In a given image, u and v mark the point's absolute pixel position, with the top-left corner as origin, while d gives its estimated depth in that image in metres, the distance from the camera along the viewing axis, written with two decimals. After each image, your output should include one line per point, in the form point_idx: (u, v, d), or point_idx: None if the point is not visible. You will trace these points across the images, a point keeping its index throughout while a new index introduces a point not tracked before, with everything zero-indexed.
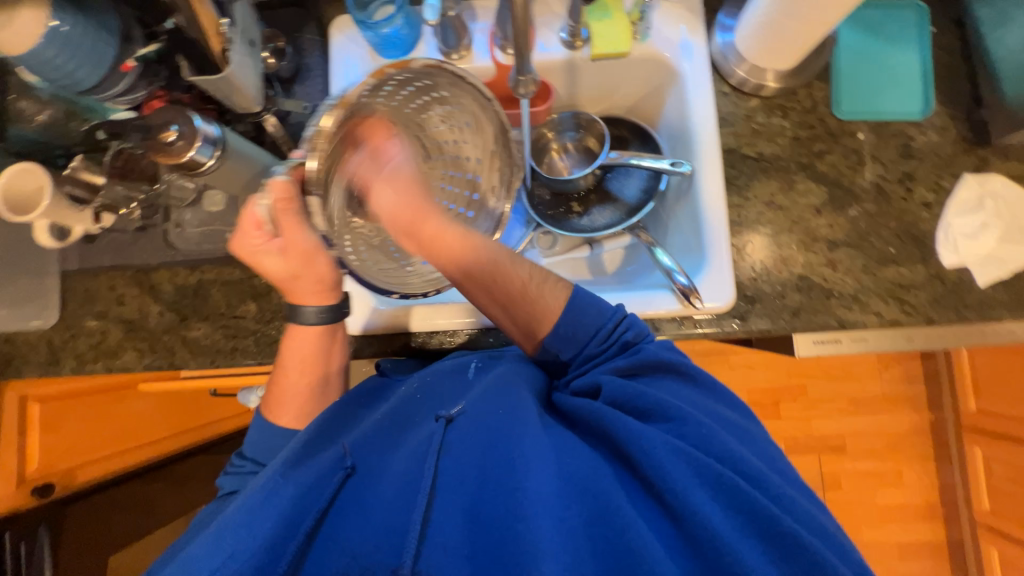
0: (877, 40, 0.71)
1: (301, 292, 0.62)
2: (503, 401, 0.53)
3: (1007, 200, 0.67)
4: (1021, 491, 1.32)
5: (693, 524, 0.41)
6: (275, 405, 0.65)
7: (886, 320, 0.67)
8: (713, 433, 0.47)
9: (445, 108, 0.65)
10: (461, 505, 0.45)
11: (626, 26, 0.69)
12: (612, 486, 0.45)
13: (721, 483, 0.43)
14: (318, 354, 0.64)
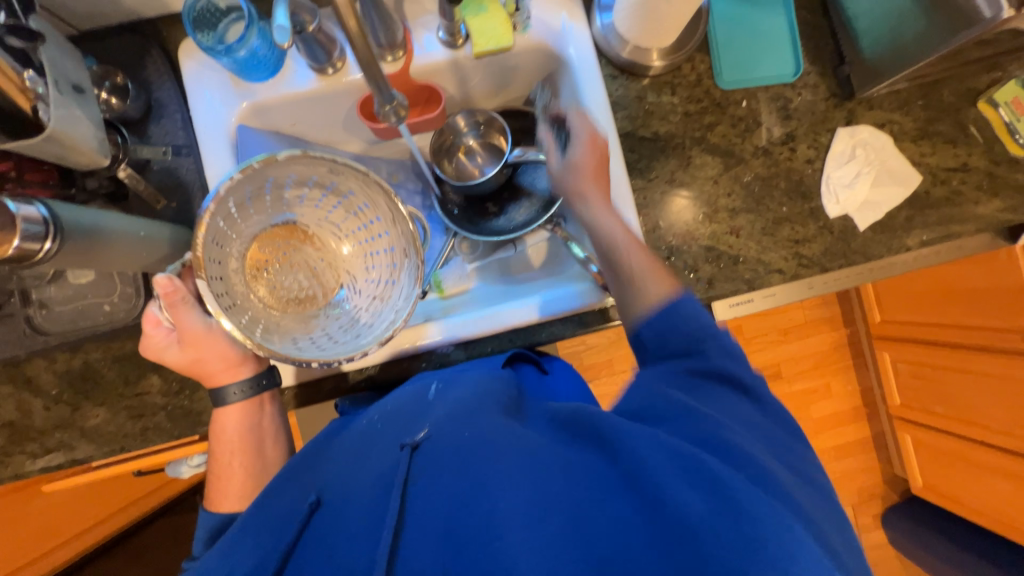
0: (748, 6, 0.73)
1: (216, 373, 0.62)
2: (487, 418, 0.50)
3: (875, 147, 0.72)
4: (923, 384, 1.51)
5: (685, 514, 0.38)
6: (217, 493, 0.63)
7: (788, 275, 0.71)
8: (705, 417, 0.45)
9: (332, 190, 0.62)
10: (427, 532, 0.43)
11: (504, 17, 0.68)
12: (586, 483, 0.42)
13: (688, 463, 0.41)
14: (245, 435, 0.64)
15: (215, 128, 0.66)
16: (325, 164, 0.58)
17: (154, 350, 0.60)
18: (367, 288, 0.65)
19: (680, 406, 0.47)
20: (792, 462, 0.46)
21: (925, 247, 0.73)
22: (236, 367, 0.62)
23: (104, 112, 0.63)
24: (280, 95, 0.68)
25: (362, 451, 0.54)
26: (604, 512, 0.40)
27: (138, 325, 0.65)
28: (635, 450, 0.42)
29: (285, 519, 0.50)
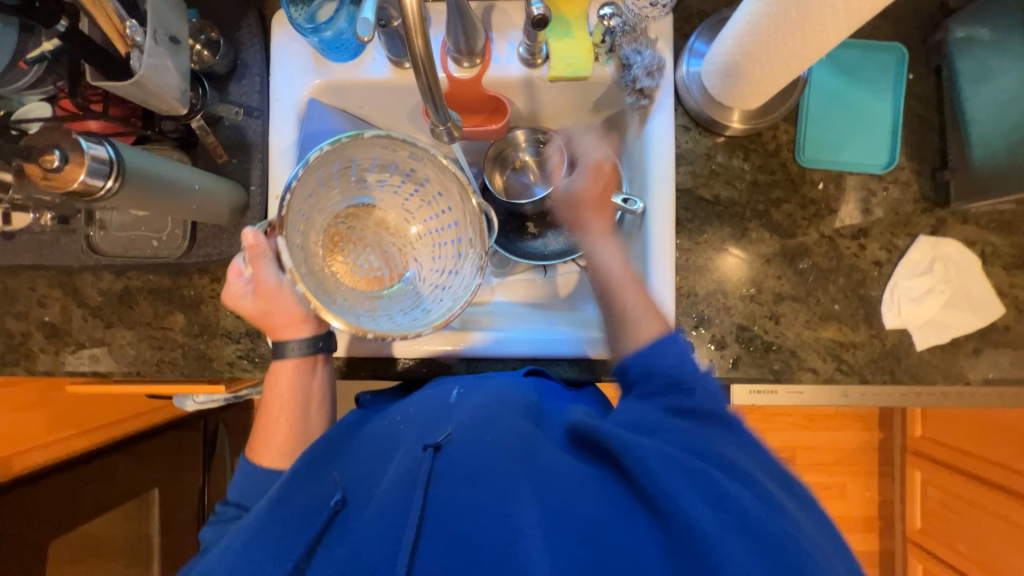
0: (852, 84, 0.67)
1: (280, 326, 0.63)
2: (501, 429, 0.52)
3: (958, 265, 0.65)
4: (951, 515, 1.37)
5: (688, 532, 0.41)
6: (260, 446, 0.63)
7: (822, 377, 0.66)
8: (697, 439, 0.49)
9: (411, 178, 0.65)
10: (450, 534, 0.43)
11: (587, 46, 0.66)
12: (602, 502, 0.45)
13: (694, 474, 0.45)
14: (300, 392, 0.64)
15: (288, 98, 0.69)
16: (397, 143, 0.60)
17: (231, 297, 0.61)
18: (428, 277, 0.67)
19: (652, 421, 0.51)
20: (792, 487, 0.50)
21: (988, 386, 0.65)
22: (297, 325, 0.63)
23: (195, 64, 0.66)
24: (354, 78, 0.69)
25: (382, 453, 0.55)
26: (623, 531, 0.42)
27: (178, 265, 0.70)
28: (646, 468, 0.45)
29: (308, 513, 0.50)
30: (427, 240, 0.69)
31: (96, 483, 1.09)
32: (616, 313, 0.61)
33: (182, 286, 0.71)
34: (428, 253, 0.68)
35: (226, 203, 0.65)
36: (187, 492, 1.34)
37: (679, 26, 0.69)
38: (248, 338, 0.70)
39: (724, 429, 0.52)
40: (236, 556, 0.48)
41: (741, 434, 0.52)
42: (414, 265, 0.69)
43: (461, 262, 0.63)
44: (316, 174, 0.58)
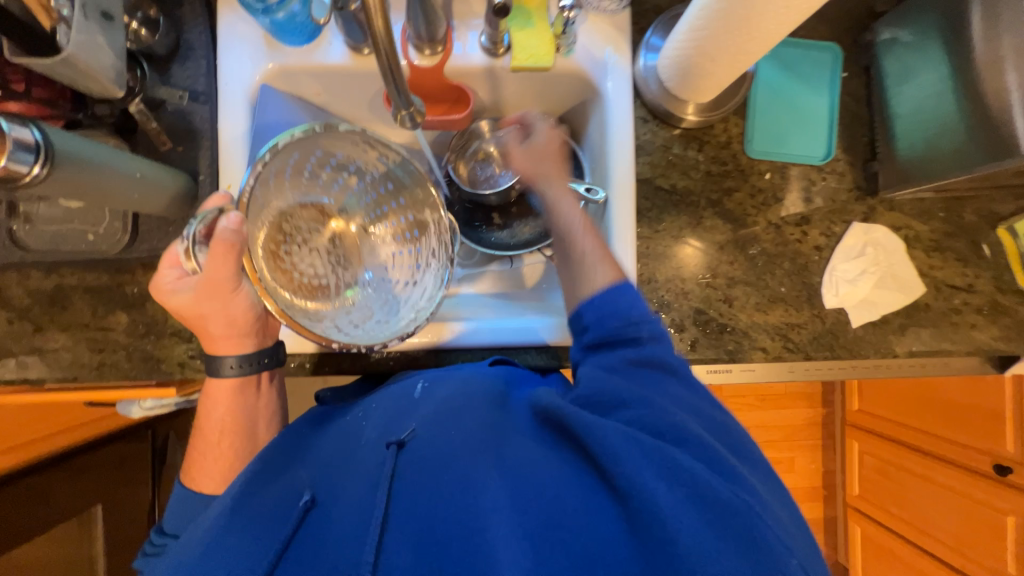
0: (794, 81, 0.72)
1: (212, 335, 0.58)
2: (461, 425, 0.54)
3: (886, 249, 0.72)
4: (884, 481, 1.51)
5: (641, 506, 0.42)
6: (196, 472, 0.62)
7: (771, 355, 0.71)
8: (661, 409, 0.49)
9: (364, 177, 0.65)
10: (417, 530, 0.44)
11: (549, 37, 0.66)
12: (564, 487, 0.46)
13: (656, 452, 0.46)
14: (237, 412, 0.63)
15: (238, 82, 0.65)
16: (368, 143, 0.60)
17: (162, 292, 0.56)
18: (378, 283, 0.64)
19: (615, 394, 0.51)
20: (758, 473, 0.51)
21: (912, 357, 0.73)
22: (234, 337, 0.59)
23: (131, 43, 0.62)
24: (310, 65, 0.67)
25: (345, 453, 0.55)
26: (578, 508, 0.44)
27: (120, 261, 0.65)
28: (603, 441, 0.46)
29: (273, 517, 0.49)
30: (382, 237, 0.66)
31: (30, 503, 1.00)
32: (575, 257, 0.61)
33: (124, 284, 0.66)
34: (378, 250, 0.66)
35: (172, 194, 0.60)
36: (134, 506, 1.26)
37: (637, 21, 0.71)
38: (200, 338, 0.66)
39: (682, 399, 0.52)
40: (179, 575, 0.45)
41: (697, 404, 0.53)
42: (360, 266, 0.65)
43: (420, 272, 0.64)
44: (287, 152, 0.55)
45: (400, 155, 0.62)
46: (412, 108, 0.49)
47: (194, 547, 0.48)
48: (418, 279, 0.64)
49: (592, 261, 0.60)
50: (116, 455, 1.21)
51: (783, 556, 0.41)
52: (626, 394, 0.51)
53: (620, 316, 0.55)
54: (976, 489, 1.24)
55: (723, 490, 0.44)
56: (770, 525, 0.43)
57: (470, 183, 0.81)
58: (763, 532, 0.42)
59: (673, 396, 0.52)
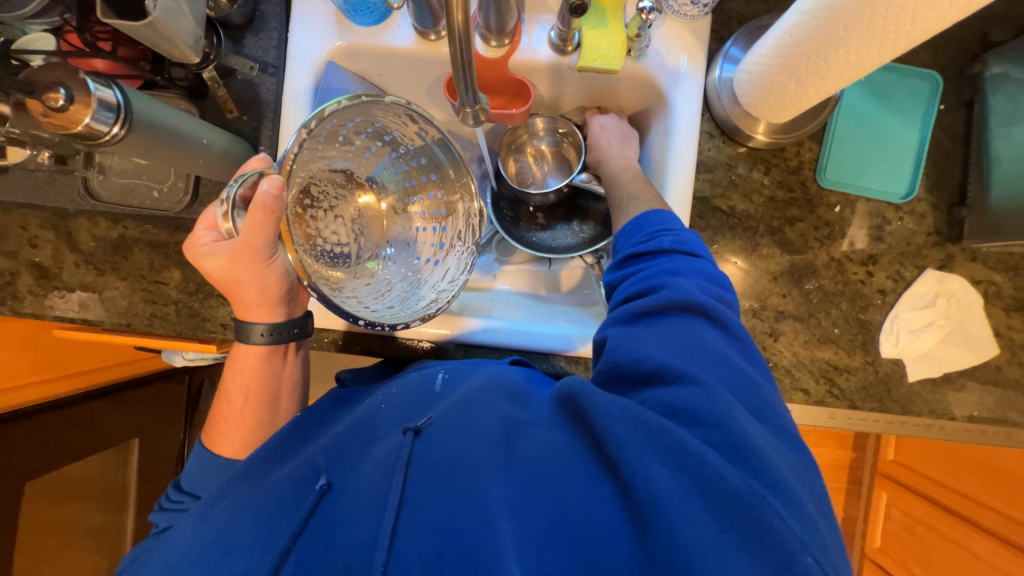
0: (881, 109, 0.66)
1: (242, 302, 0.58)
2: (474, 411, 0.52)
3: (960, 302, 0.66)
4: (911, 538, 1.42)
5: (640, 491, 0.40)
6: (218, 435, 0.63)
7: (812, 398, 0.67)
8: (678, 385, 0.45)
9: (398, 149, 0.64)
10: (429, 515, 0.43)
11: (620, 39, 0.63)
12: (565, 471, 0.44)
13: (663, 434, 0.42)
14: (262, 380, 0.63)
15: (306, 58, 0.66)
16: (410, 116, 0.60)
17: (200, 259, 0.56)
18: (404, 262, 0.66)
19: (636, 371, 0.48)
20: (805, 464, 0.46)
21: (970, 422, 0.67)
22: (262, 306, 0.58)
23: (211, 10, 0.63)
24: (376, 46, 0.67)
25: (364, 437, 0.55)
26: (578, 493, 0.43)
27: (179, 220, 0.68)
28: (609, 425, 0.44)
29: (294, 495, 0.50)
30: (405, 212, 0.66)
31: (78, 428, 1.08)
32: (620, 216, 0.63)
33: (180, 242, 0.69)
34: (403, 227, 0.66)
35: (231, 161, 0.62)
36: (166, 445, 1.34)
37: (717, 28, 0.67)
38: None
39: (713, 367, 0.47)
40: (212, 545, 0.46)
41: (731, 373, 0.47)
42: (386, 242, 0.65)
43: (439, 253, 0.66)
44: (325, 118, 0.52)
45: (440, 133, 0.62)
46: (476, 105, 0.47)
47: (218, 515, 0.50)
48: (439, 262, 0.66)
49: (636, 201, 0.62)
50: (155, 395, 1.29)
51: (801, 558, 0.37)
52: (644, 367, 0.47)
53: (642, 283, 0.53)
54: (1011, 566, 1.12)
55: (734, 477, 0.39)
56: (794, 518, 0.39)
57: (518, 179, 0.81)
58: (780, 526, 0.38)
59: (703, 351, 0.48)
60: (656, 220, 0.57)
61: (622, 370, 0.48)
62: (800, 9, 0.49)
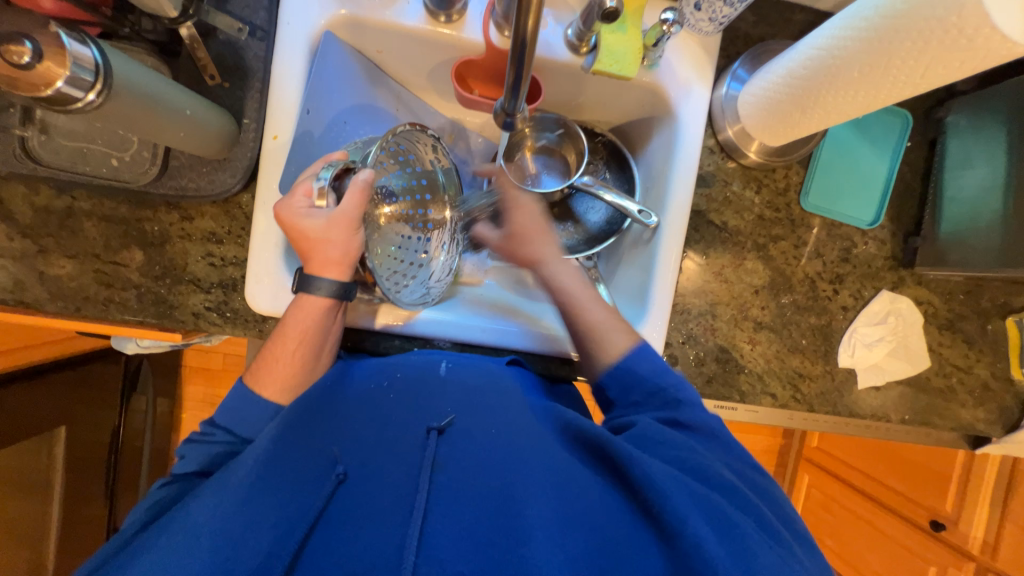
0: (861, 141, 0.72)
1: (321, 261, 0.55)
2: (501, 422, 0.55)
3: (906, 320, 0.74)
4: (824, 514, 1.60)
5: (684, 541, 0.43)
6: (261, 373, 0.60)
7: (778, 402, 0.73)
8: (694, 452, 0.52)
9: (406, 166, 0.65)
10: (461, 522, 0.45)
11: (637, 47, 0.63)
12: (601, 507, 0.48)
13: (699, 496, 0.47)
14: (316, 330, 0.59)
15: (302, 25, 0.60)
16: (434, 146, 0.69)
17: (287, 217, 0.54)
18: (393, 254, 0.65)
19: (654, 435, 0.54)
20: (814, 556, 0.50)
21: (902, 424, 0.77)
22: (340, 266, 0.56)
23: None
24: (382, 21, 0.62)
25: (382, 428, 0.55)
26: (616, 534, 0.46)
27: (143, 194, 0.60)
28: (649, 478, 0.48)
29: (312, 484, 0.50)
30: (406, 220, 0.66)
31: None
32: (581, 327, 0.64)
33: (143, 219, 0.61)
34: (399, 228, 0.66)
35: (217, 133, 0.57)
36: (97, 430, 1.21)
37: (725, 46, 0.68)
38: (220, 290, 0.63)
39: (710, 446, 0.55)
40: (215, 529, 0.45)
41: (727, 453, 0.55)
42: (380, 239, 0.63)
43: (427, 258, 0.70)
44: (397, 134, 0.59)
45: (449, 165, 0.72)
46: (515, 111, 0.48)
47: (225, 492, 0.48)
48: (424, 265, 0.70)
49: (583, 317, 0.64)
50: (83, 378, 1.15)
51: None
52: (663, 435, 0.53)
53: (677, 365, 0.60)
54: (915, 544, 1.32)
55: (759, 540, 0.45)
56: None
57: (517, 175, 0.78)
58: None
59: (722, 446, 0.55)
60: (649, 366, 0.60)
61: (643, 436, 0.54)
62: (815, 44, 0.51)
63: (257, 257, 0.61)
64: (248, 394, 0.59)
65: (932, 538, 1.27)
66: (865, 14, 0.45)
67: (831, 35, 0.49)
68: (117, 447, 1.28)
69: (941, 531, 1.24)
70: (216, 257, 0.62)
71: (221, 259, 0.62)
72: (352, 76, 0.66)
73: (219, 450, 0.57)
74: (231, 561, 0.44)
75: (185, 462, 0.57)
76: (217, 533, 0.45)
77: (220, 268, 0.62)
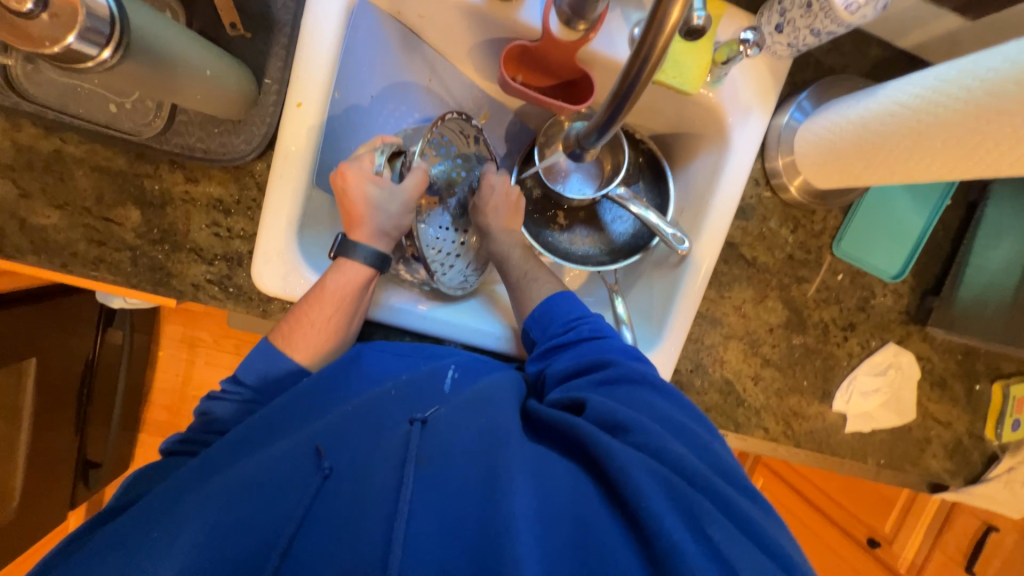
0: (904, 192, 0.71)
1: (368, 228, 0.58)
2: (486, 412, 0.54)
3: (904, 374, 0.76)
4: None
5: (659, 543, 0.42)
6: (294, 336, 0.58)
7: (769, 436, 0.75)
8: (664, 442, 0.48)
9: (448, 156, 0.67)
10: (438, 519, 0.45)
11: (705, 61, 0.59)
12: (580, 501, 0.47)
13: (676, 493, 0.45)
14: (353, 298, 0.58)
15: None
16: (474, 139, 0.70)
17: (353, 178, 0.57)
18: (430, 241, 0.68)
19: (614, 419, 0.51)
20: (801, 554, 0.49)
21: (876, 466, 0.80)
22: (386, 237, 0.60)
23: None
24: None
25: (373, 425, 0.54)
26: (596, 527, 0.45)
27: (144, 148, 0.54)
28: (626, 474, 0.46)
29: (299, 477, 0.50)
30: (443, 209, 0.70)
31: None
32: (524, 300, 0.66)
33: (142, 175, 0.55)
34: (439, 218, 0.70)
35: (236, 96, 0.52)
36: (70, 362, 1.15)
37: (793, 72, 0.65)
38: (224, 264, 0.58)
39: (681, 434, 0.51)
40: (214, 521, 0.46)
41: (706, 446, 0.51)
42: (421, 220, 0.67)
43: (462, 248, 0.72)
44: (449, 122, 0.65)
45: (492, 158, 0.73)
46: (587, 148, 0.51)
47: (221, 484, 0.49)
48: (459, 254, 0.71)
49: (537, 285, 0.66)
50: (57, 311, 1.08)
51: None
52: (626, 420, 0.50)
53: (633, 356, 0.58)
54: (850, 555, 1.41)
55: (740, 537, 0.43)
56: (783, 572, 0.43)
57: (547, 173, 0.74)
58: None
59: (689, 436, 0.51)
60: (565, 306, 0.63)
61: (605, 421, 0.51)
62: (900, 99, 0.48)
63: (270, 232, 0.56)
64: (270, 351, 0.58)
65: (867, 553, 1.36)
66: (965, 83, 0.42)
67: (919, 95, 0.46)
68: (89, 381, 1.22)
69: (875, 548, 1.34)
70: (222, 227, 0.57)
71: (227, 230, 0.57)
72: (384, 49, 0.62)
73: (235, 407, 0.59)
74: (224, 549, 0.45)
75: (213, 415, 0.59)
76: (223, 520, 0.46)
77: (226, 240, 0.57)
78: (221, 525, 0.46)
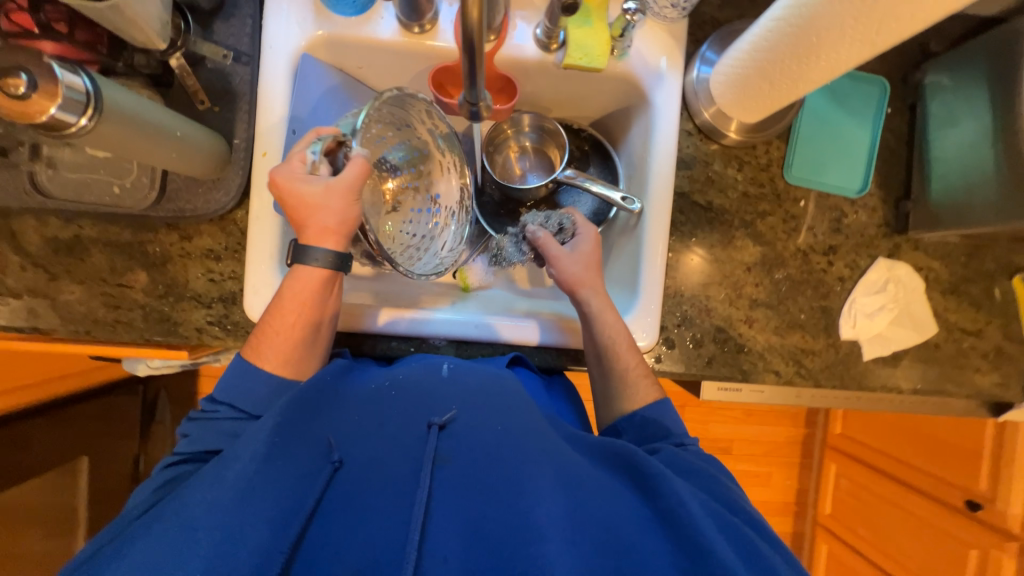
0: (839, 111, 0.73)
1: (316, 229, 0.55)
2: (507, 417, 0.53)
3: (906, 286, 0.73)
4: (858, 505, 1.48)
5: (707, 555, 0.42)
6: (262, 345, 0.58)
7: (782, 379, 0.72)
8: (709, 480, 0.51)
9: (400, 134, 0.68)
10: (466, 519, 0.45)
11: (606, 38, 0.65)
12: (614, 508, 0.47)
13: (718, 515, 0.46)
14: (314, 300, 0.58)
15: (283, 47, 0.65)
16: (430, 114, 0.68)
17: (283, 180, 0.54)
18: (402, 226, 0.70)
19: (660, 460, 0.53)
20: None
21: (914, 393, 0.74)
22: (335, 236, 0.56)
23: None
24: (359, 37, 0.67)
25: (380, 415, 0.54)
26: (631, 534, 0.45)
27: (145, 218, 0.63)
28: (674, 492, 0.46)
29: (306, 473, 0.48)
30: (422, 193, 0.73)
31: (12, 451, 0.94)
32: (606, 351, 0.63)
33: (145, 241, 0.64)
34: (415, 202, 0.72)
35: (209, 154, 0.60)
36: (116, 458, 1.21)
37: (693, 31, 0.71)
38: (221, 304, 0.64)
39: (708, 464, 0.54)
40: (217, 515, 0.43)
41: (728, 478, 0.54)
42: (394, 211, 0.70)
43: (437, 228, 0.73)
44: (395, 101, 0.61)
45: (448, 131, 0.72)
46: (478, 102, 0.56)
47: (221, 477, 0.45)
48: (436, 235, 0.73)
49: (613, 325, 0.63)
50: (102, 408, 1.17)
51: None
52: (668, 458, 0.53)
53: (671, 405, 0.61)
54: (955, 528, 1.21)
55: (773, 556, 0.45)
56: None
57: (501, 176, 0.83)
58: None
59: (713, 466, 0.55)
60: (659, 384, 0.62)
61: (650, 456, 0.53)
62: (773, 16, 0.52)
63: (255, 267, 0.63)
64: (246, 367, 0.56)
65: (971, 521, 1.17)
66: None
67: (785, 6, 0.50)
68: (137, 475, 1.28)
69: (978, 512, 1.15)
70: (216, 273, 0.65)
71: (220, 274, 0.65)
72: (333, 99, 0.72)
73: (217, 425, 0.55)
74: (228, 558, 0.41)
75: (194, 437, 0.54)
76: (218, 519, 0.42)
77: (220, 283, 0.65)
78: (222, 535, 0.42)
